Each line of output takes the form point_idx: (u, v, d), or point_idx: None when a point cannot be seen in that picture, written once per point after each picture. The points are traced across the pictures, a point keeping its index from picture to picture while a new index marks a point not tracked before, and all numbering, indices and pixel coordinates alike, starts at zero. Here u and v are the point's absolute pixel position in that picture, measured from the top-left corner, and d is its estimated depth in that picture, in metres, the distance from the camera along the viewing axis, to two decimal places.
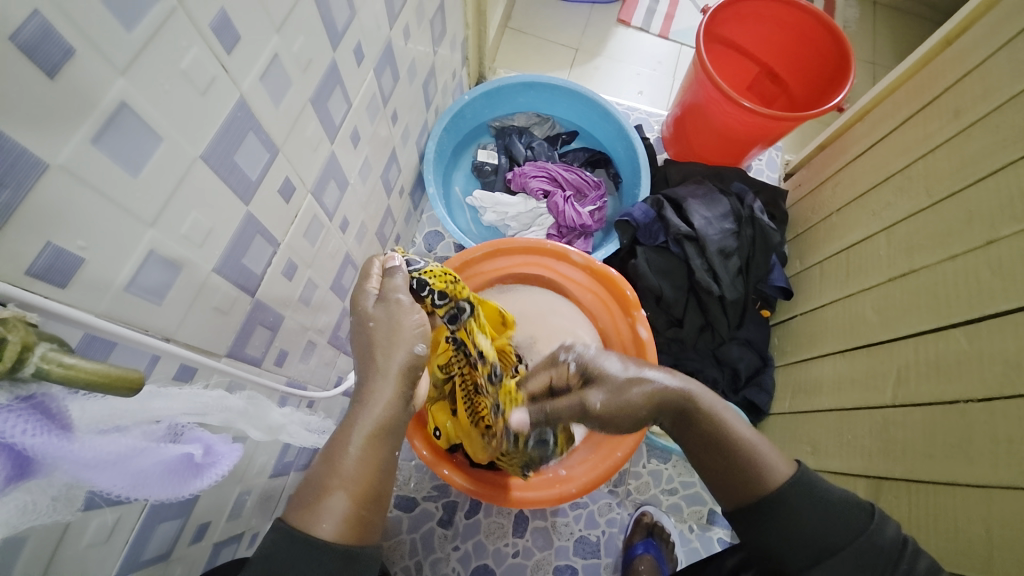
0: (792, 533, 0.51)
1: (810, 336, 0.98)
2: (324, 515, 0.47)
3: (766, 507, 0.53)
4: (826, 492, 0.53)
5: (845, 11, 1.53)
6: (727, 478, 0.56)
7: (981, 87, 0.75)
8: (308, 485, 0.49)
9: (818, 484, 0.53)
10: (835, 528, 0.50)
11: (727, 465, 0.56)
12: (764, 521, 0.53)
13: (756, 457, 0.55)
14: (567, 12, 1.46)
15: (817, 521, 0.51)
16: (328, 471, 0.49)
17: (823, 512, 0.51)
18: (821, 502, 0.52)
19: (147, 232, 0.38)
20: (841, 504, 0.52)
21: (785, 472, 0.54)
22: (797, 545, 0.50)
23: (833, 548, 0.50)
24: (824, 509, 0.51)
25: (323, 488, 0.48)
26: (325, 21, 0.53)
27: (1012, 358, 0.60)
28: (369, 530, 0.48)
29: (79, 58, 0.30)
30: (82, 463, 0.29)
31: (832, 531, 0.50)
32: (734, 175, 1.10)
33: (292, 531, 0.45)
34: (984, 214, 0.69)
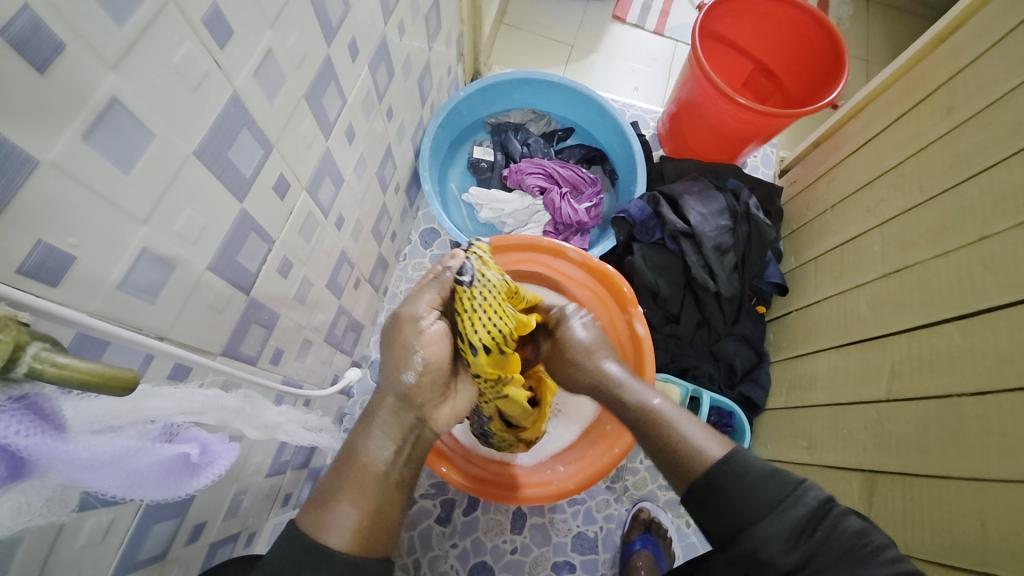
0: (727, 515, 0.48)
1: (805, 332, 0.98)
2: (330, 524, 0.47)
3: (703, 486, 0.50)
4: (752, 466, 0.49)
5: (839, 7, 1.53)
6: (671, 469, 0.54)
7: (974, 83, 0.76)
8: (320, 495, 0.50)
9: (748, 460, 0.50)
10: (762, 499, 0.47)
11: (669, 456, 0.55)
12: (704, 500, 0.50)
13: (690, 443, 0.54)
14: (562, 8, 1.45)
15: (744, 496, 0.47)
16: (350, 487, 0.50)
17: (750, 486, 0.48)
18: (751, 475, 0.48)
19: (141, 230, 0.38)
20: (766, 476, 0.48)
21: (713, 457, 0.52)
22: (729, 519, 0.48)
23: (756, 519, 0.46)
24: (751, 482, 0.48)
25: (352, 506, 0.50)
26: (319, 16, 0.52)
27: (1005, 353, 0.61)
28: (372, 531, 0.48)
29: (69, 52, 0.29)
30: (76, 463, 0.29)
31: (757, 504, 0.47)
32: (730, 171, 1.10)
33: (301, 533, 0.46)
34: (977, 210, 0.69)
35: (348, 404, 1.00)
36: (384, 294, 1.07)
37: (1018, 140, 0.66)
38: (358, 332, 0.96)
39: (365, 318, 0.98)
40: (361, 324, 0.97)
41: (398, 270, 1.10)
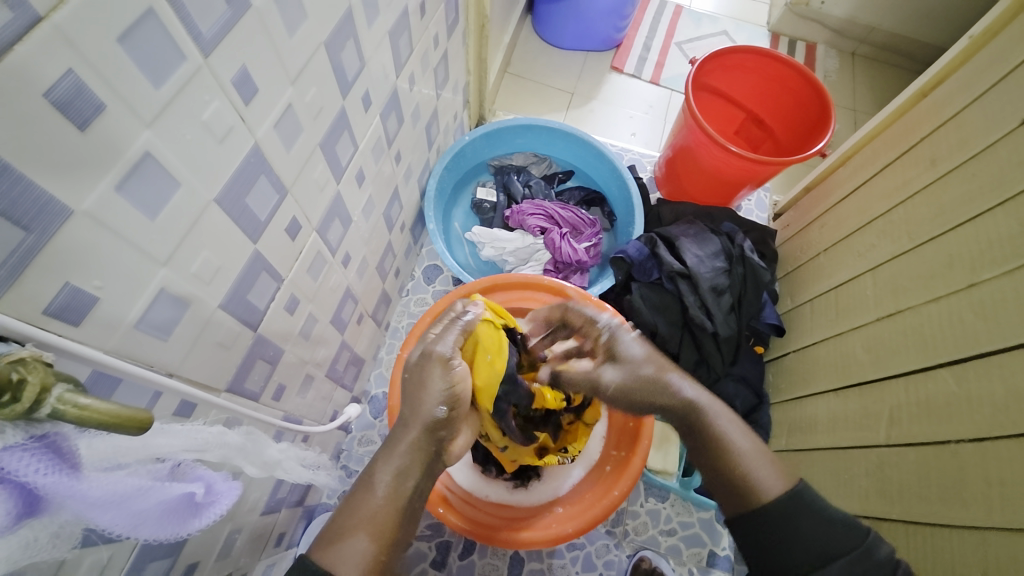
0: (791, 542, 0.52)
1: (803, 373, 0.99)
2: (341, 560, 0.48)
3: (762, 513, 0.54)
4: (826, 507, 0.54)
5: (824, 61, 1.62)
6: (726, 494, 0.59)
7: (955, 137, 0.80)
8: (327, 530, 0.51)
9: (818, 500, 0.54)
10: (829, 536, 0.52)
11: (728, 482, 0.59)
12: (758, 525, 0.54)
13: (752, 469, 0.58)
14: (563, 59, 1.54)
15: (813, 530, 0.52)
16: (348, 512, 0.52)
17: (821, 524, 0.52)
18: (819, 514, 0.53)
19: (160, 271, 0.40)
20: (837, 519, 0.53)
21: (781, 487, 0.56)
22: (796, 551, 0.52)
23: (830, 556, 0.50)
24: (819, 521, 0.53)
25: (340, 531, 0.51)
26: (336, 71, 0.56)
27: (1000, 400, 0.61)
28: (381, 558, 0.50)
29: (109, 112, 0.32)
30: (88, 503, 0.30)
31: (830, 541, 0.51)
32: (724, 215, 1.13)
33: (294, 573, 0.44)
34: (964, 257, 0.72)
35: (345, 440, 1.00)
36: (385, 329, 1.08)
37: (1001, 193, 0.69)
38: (358, 366, 0.96)
39: (366, 354, 0.99)
40: (362, 358, 0.97)
41: (400, 305, 1.12)
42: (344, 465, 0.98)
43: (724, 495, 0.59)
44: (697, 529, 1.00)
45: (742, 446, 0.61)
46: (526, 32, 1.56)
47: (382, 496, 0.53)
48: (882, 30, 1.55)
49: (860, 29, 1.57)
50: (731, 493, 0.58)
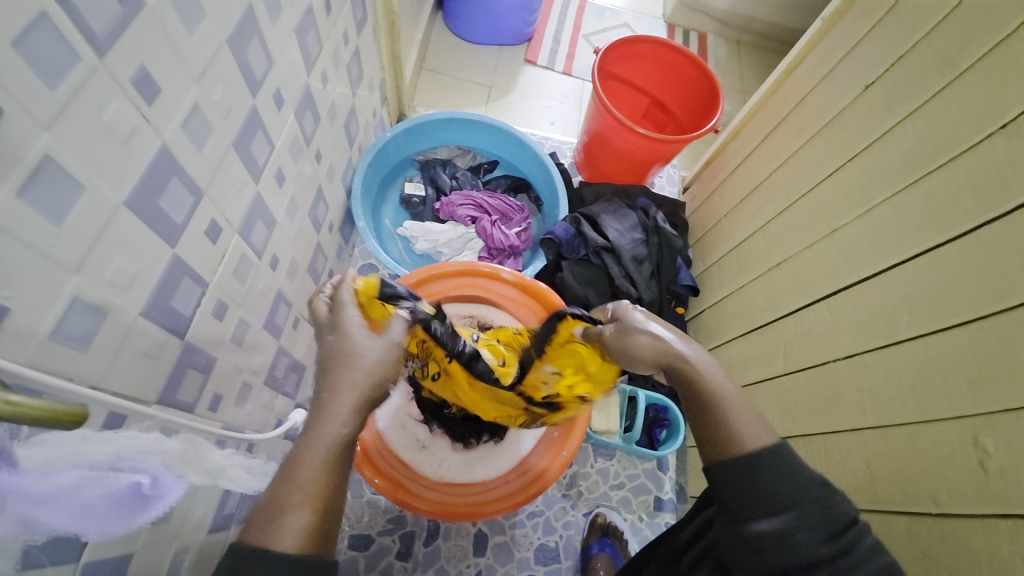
0: (756, 491, 0.51)
1: (717, 325, 1.10)
2: None
3: (741, 467, 0.52)
4: (800, 467, 0.52)
5: (715, 49, 1.79)
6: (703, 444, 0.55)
7: (815, 108, 0.93)
8: (263, 506, 0.44)
9: (795, 460, 0.52)
10: (793, 490, 0.50)
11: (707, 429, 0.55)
12: (730, 477, 0.52)
13: (727, 418, 0.54)
14: (478, 54, 1.57)
15: (778, 482, 0.51)
16: (285, 485, 0.44)
17: (786, 475, 0.51)
18: (790, 471, 0.51)
19: (73, 279, 0.39)
20: (809, 479, 0.52)
21: (758, 441, 0.53)
22: (756, 501, 0.51)
23: (785, 505, 0.50)
24: (796, 479, 0.51)
25: (280, 504, 0.43)
26: (242, 69, 0.56)
27: (863, 322, 0.73)
28: (323, 526, 0.44)
29: (7, 117, 0.31)
30: (32, 499, 0.30)
31: (796, 497, 0.50)
32: (638, 192, 1.23)
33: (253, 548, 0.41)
34: (827, 209, 0.84)
35: None
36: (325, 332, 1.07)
37: (850, 151, 0.82)
38: (299, 372, 0.95)
39: (307, 359, 0.98)
40: (303, 364, 0.96)
41: None
42: None
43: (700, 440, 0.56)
44: (642, 479, 1.09)
45: (727, 396, 0.55)
46: (439, 28, 1.58)
47: None
48: (760, 20, 1.73)
49: (741, 19, 1.75)
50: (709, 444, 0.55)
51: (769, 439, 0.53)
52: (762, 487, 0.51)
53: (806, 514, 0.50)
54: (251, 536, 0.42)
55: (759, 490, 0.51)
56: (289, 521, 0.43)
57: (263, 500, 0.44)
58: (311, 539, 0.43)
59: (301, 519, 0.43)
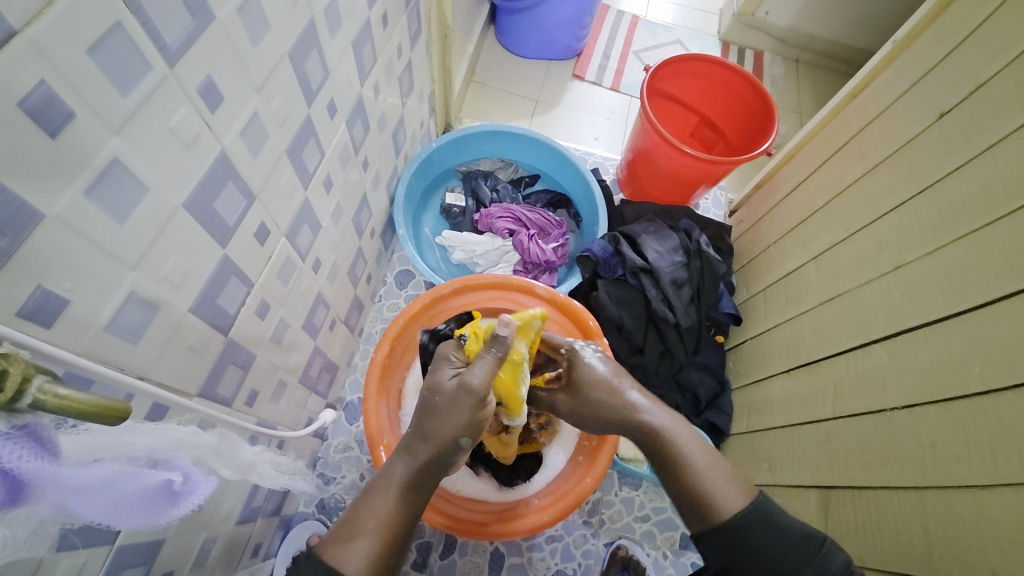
0: (750, 556, 0.54)
1: (760, 358, 1.05)
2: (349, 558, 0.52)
3: (727, 533, 0.55)
4: (785, 520, 0.55)
5: (771, 68, 1.73)
6: (689, 509, 0.58)
7: (881, 134, 0.88)
8: (341, 524, 0.55)
9: (776, 512, 0.56)
10: (786, 547, 0.53)
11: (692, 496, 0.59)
12: (720, 543, 0.55)
13: (707, 484, 0.59)
14: (526, 68, 1.59)
15: (771, 543, 0.54)
16: (359, 512, 0.55)
17: (777, 534, 0.54)
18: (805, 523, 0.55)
19: (130, 274, 0.41)
20: (797, 533, 0.54)
21: (736, 502, 0.57)
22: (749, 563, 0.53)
23: (783, 568, 0.52)
24: (777, 530, 0.54)
25: (352, 529, 0.54)
26: (300, 81, 0.58)
27: (926, 368, 0.68)
28: (383, 556, 0.53)
29: (78, 121, 0.33)
30: (71, 489, 0.31)
31: (786, 555, 0.53)
32: (682, 213, 1.19)
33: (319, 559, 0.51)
34: (891, 244, 0.79)
35: (321, 448, 1.00)
36: (359, 335, 1.09)
37: (920, 183, 0.77)
38: (332, 373, 0.97)
39: (340, 360, 1.00)
40: (336, 365, 0.98)
41: (373, 311, 1.13)
42: (321, 473, 0.98)
43: (687, 511, 0.59)
44: (669, 513, 1.05)
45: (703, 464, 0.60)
46: (490, 41, 1.61)
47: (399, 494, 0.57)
48: (822, 39, 1.66)
49: (801, 37, 1.68)
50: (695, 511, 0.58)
51: (743, 500, 0.57)
52: (754, 550, 0.54)
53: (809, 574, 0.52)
54: (322, 549, 0.52)
55: (749, 550, 0.54)
56: (353, 547, 0.52)
57: (341, 522, 0.55)
58: (374, 567, 0.52)
59: (367, 548, 0.53)
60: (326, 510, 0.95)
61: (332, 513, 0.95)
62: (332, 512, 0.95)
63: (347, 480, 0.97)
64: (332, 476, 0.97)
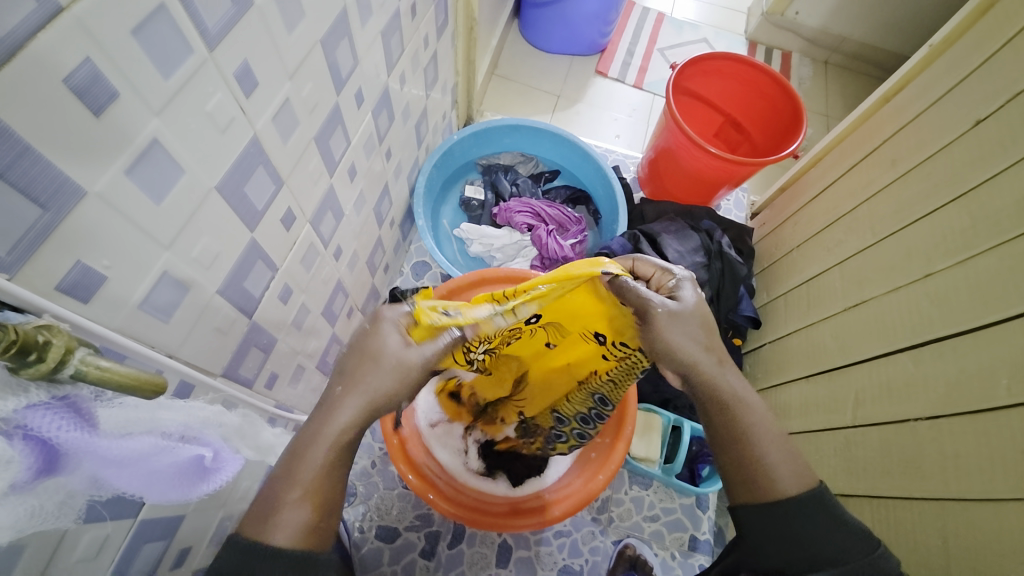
0: (798, 540, 0.51)
1: (778, 362, 1.04)
2: (281, 523, 0.45)
3: (780, 513, 0.53)
4: (839, 512, 0.53)
5: (799, 69, 1.69)
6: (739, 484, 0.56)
7: (914, 140, 0.85)
8: (263, 497, 0.46)
9: (832, 504, 0.53)
10: (837, 538, 0.51)
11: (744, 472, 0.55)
12: (765, 521, 0.53)
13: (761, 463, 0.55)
14: (549, 63, 1.58)
15: (825, 533, 0.51)
16: (283, 478, 0.46)
17: (829, 527, 0.52)
18: (833, 521, 0.52)
19: (164, 254, 0.41)
20: (852, 527, 0.52)
21: (796, 486, 0.54)
22: (802, 551, 0.51)
23: (831, 559, 0.50)
24: (828, 525, 0.52)
25: (275, 500, 0.45)
26: (331, 69, 0.58)
27: (953, 379, 0.66)
28: (321, 524, 0.46)
29: (121, 100, 0.34)
30: (105, 461, 0.32)
31: (839, 545, 0.51)
32: (704, 213, 1.18)
33: (246, 542, 0.43)
34: (920, 251, 0.77)
35: None
36: None
37: (954, 190, 0.75)
38: None
39: None
40: None
41: None
42: None
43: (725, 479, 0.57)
44: (679, 515, 1.04)
45: (763, 431, 0.56)
46: (513, 35, 1.60)
47: (324, 456, 0.47)
48: (853, 40, 1.62)
49: (832, 38, 1.64)
50: (742, 487, 0.55)
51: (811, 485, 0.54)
52: (799, 535, 0.52)
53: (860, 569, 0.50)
54: (246, 531, 0.45)
55: (803, 537, 0.51)
56: (284, 516, 0.45)
57: (260, 495, 0.46)
58: (309, 536, 0.45)
59: (298, 514, 0.45)
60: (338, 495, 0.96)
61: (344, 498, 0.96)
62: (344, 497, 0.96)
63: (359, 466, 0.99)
64: None
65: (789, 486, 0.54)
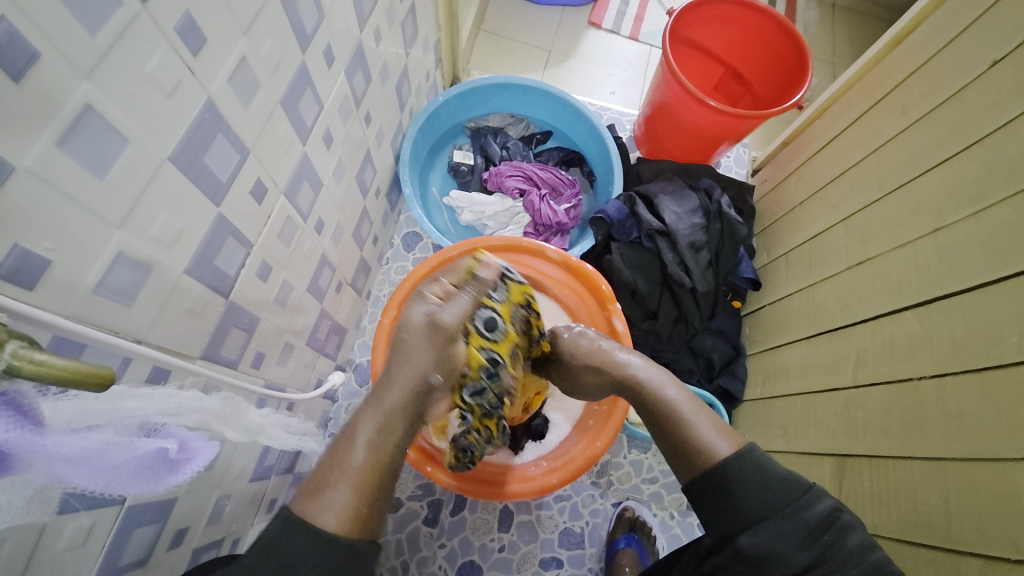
0: (728, 501, 0.52)
1: (778, 323, 1.02)
2: (326, 506, 0.49)
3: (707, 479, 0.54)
4: (763, 467, 0.53)
5: (805, 13, 1.59)
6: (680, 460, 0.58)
7: (927, 84, 0.80)
8: (313, 481, 0.51)
9: (758, 460, 0.54)
10: (765, 494, 0.51)
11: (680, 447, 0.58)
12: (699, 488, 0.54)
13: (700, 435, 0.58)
14: (539, 15, 1.48)
15: (748, 492, 0.51)
16: (331, 466, 0.51)
17: (754, 483, 0.52)
18: (757, 474, 0.52)
19: (116, 234, 0.38)
20: (774, 477, 0.52)
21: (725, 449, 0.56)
22: (728, 512, 0.52)
23: (760, 514, 0.50)
24: (753, 481, 0.52)
25: (323, 482, 0.50)
26: (293, 24, 0.53)
27: (959, 337, 0.64)
28: (363, 509, 0.50)
29: (43, 62, 0.30)
30: (56, 459, 0.31)
31: (762, 501, 0.51)
32: (703, 171, 1.13)
33: (296, 518, 0.47)
34: (929, 204, 0.73)
35: (332, 409, 1.01)
36: (366, 298, 1.07)
37: (968, 137, 0.70)
38: (341, 336, 0.96)
39: (348, 323, 0.99)
40: (344, 327, 0.97)
41: (381, 274, 1.11)
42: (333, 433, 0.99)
43: (676, 459, 0.59)
44: None
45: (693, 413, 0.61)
46: None
47: (364, 442, 0.53)
48: None
49: None
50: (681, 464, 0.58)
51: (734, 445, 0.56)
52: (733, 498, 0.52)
53: (788, 524, 0.49)
54: (296, 506, 0.49)
55: (731, 494, 0.52)
56: (329, 499, 0.49)
57: (310, 479, 0.51)
58: (354, 522, 0.49)
59: (344, 502, 0.49)
60: None
61: None
62: None
63: None
64: None
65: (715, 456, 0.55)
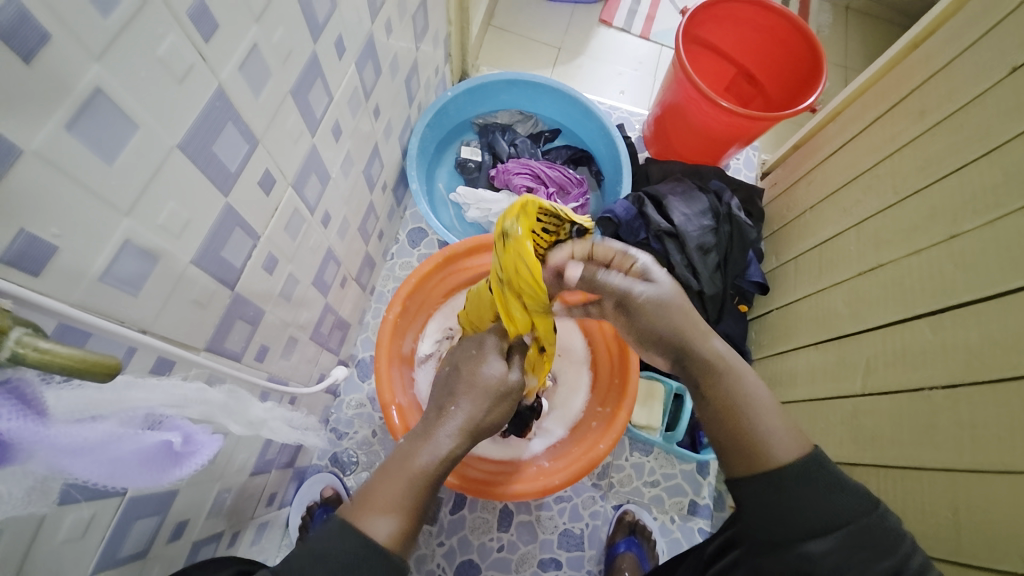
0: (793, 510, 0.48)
1: (785, 329, 1.01)
2: (373, 526, 0.48)
3: (773, 484, 0.49)
4: (837, 477, 0.49)
5: (818, 16, 1.58)
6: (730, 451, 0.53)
7: (945, 88, 0.79)
8: (359, 498, 0.51)
9: (830, 468, 0.49)
10: (834, 505, 0.47)
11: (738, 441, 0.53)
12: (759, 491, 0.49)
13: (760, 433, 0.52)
14: (550, 11, 1.47)
15: (818, 498, 0.47)
16: (384, 484, 0.51)
17: (823, 493, 0.48)
18: (830, 485, 0.48)
19: (124, 221, 0.38)
20: (847, 489, 0.48)
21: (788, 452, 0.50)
22: (797, 521, 0.47)
23: (832, 525, 0.46)
24: (822, 489, 0.48)
25: (376, 501, 0.50)
26: (306, 14, 0.53)
27: (974, 347, 0.63)
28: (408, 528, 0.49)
29: (55, 43, 0.29)
30: (58, 450, 0.30)
31: (836, 511, 0.47)
32: (712, 172, 1.12)
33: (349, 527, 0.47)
34: (945, 210, 0.72)
35: (333, 404, 1.00)
36: (370, 293, 1.07)
37: (986, 143, 0.69)
38: (344, 330, 0.96)
39: (352, 318, 0.98)
40: (348, 322, 0.97)
41: (385, 269, 1.11)
42: (333, 428, 0.98)
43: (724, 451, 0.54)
44: (679, 480, 1.04)
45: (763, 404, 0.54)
46: None
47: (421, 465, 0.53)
48: None
49: None
50: (738, 455, 0.52)
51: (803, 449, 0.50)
52: (798, 507, 0.48)
53: (863, 532, 0.46)
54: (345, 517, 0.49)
55: (796, 504, 0.48)
56: (379, 521, 0.48)
57: (361, 495, 0.51)
58: (398, 539, 0.48)
59: (392, 522, 0.48)
60: (339, 464, 0.96)
61: (345, 466, 0.96)
62: (345, 465, 0.96)
63: (359, 435, 0.98)
64: (345, 431, 0.98)
65: (781, 455, 0.50)
